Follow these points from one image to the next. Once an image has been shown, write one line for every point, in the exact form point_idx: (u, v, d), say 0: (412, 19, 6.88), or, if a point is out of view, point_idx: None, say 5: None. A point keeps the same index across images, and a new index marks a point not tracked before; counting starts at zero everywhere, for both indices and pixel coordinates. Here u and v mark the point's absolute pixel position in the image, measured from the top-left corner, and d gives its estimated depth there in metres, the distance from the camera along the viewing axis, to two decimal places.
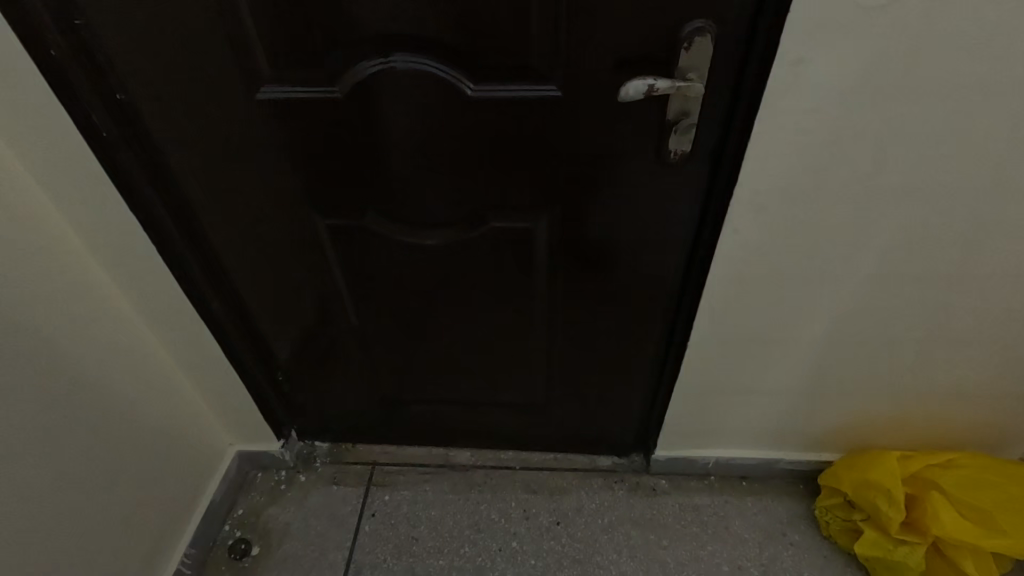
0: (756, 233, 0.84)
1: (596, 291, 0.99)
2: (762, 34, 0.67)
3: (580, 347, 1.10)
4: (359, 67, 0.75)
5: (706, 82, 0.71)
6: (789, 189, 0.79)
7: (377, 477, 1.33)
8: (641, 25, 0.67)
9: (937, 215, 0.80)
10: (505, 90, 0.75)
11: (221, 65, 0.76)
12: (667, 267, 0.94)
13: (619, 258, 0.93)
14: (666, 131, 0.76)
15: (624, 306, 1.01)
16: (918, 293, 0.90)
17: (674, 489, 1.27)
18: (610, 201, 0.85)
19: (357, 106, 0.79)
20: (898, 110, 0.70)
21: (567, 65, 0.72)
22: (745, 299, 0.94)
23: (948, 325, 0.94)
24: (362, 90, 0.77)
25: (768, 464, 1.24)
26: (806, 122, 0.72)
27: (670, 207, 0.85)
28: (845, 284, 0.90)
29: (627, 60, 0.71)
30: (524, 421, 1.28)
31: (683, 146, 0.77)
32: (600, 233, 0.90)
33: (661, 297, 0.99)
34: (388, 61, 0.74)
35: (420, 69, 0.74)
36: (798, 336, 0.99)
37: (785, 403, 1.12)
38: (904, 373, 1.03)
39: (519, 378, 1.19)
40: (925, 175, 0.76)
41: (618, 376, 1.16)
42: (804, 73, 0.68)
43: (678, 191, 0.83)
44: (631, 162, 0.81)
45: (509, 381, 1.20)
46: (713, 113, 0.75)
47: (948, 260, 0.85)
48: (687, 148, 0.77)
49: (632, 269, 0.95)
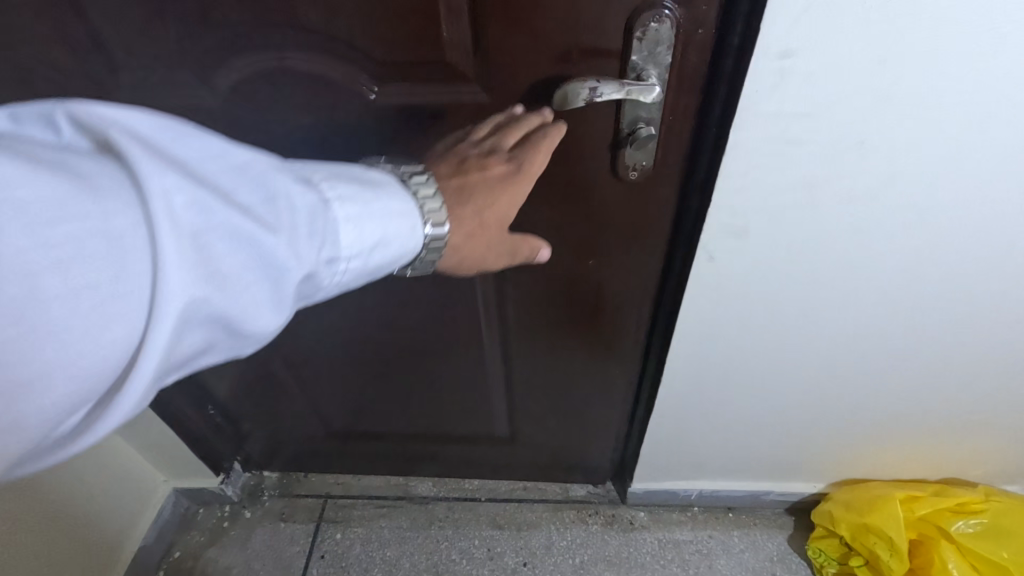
0: (738, 263, 0.69)
1: (555, 318, 0.86)
2: (738, 17, 0.50)
3: (544, 375, 0.98)
4: (237, 67, 0.60)
5: (668, 80, 0.56)
6: (776, 211, 0.62)
7: (329, 513, 1.21)
8: (582, 10, 0.52)
9: (960, 238, 0.65)
10: (420, 93, 0.60)
11: (60, 69, 0.61)
12: (636, 293, 0.81)
13: (578, 284, 0.80)
14: (620, 142, 0.61)
15: (590, 333, 0.88)
16: (929, 319, 0.77)
17: (654, 522, 1.16)
18: (563, 221, 0.71)
19: (245, 115, 0.64)
20: (921, 117, 0.53)
21: (493, 60, 0.56)
22: (727, 330, 0.80)
23: (960, 352, 0.82)
24: (243, 95, 0.62)
25: (756, 495, 1.12)
26: (796, 130, 0.55)
27: (635, 228, 0.71)
28: (843, 312, 0.76)
29: (568, 55, 0.55)
30: (488, 451, 1.16)
31: (643, 160, 0.62)
32: (555, 257, 0.76)
33: (631, 324, 0.86)
34: (269, 60, 0.59)
35: (308, 68, 0.59)
36: (788, 365, 0.86)
37: (773, 433, 1.00)
38: (908, 401, 0.91)
39: (478, 408, 1.07)
40: (951, 193, 0.60)
41: (589, 404, 1.03)
42: (795, 68, 0.50)
43: (643, 210, 0.69)
44: (584, 177, 0.66)
45: (467, 410, 1.07)
46: (679, 120, 0.59)
47: (966, 285, 0.71)
48: (649, 163, 0.62)
49: (595, 295, 0.81)
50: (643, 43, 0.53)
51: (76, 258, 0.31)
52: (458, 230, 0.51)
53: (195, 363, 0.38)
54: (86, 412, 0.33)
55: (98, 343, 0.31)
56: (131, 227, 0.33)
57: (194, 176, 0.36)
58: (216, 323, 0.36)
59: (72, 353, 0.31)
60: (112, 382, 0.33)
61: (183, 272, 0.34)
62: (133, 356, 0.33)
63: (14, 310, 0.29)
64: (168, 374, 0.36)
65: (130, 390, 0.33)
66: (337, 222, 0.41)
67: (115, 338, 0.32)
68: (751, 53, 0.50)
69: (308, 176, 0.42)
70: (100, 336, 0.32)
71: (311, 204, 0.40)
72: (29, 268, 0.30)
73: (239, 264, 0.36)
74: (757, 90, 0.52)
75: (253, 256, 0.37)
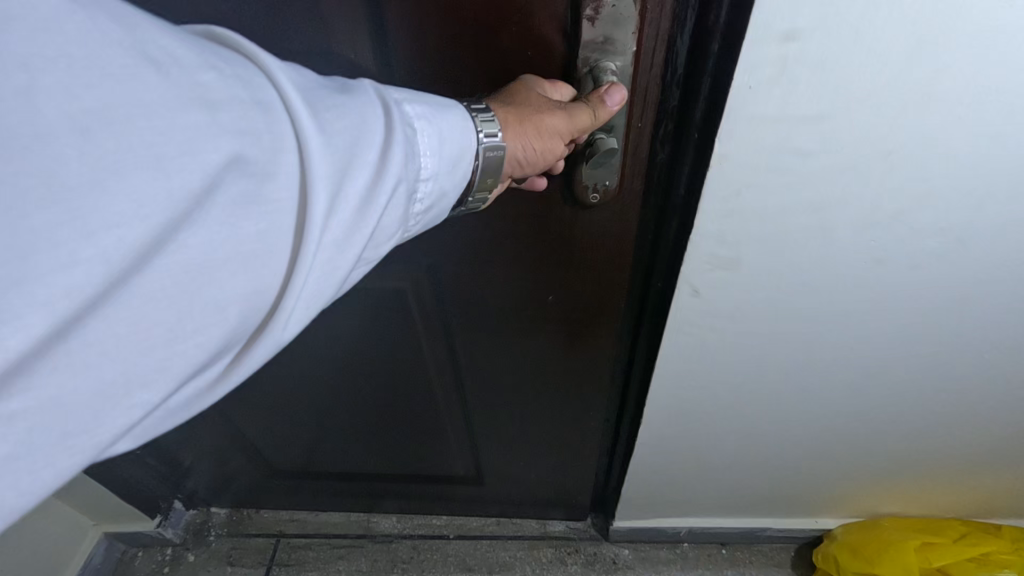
0: (729, 297, 0.56)
1: (519, 357, 0.74)
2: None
3: (510, 415, 0.86)
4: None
5: (634, 73, 0.43)
6: (774, 238, 0.49)
7: (281, 555, 1.10)
8: None
9: (1003, 263, 0.53)
10: None
11: None
12: (611, 332, 0.69)
13: (541, 322, 0.68)
14: (575, 159, 0.48)
15: (560, 374, 0.77)
16: (956, 350, 0.65)
17: (640, 561, 1.05)
18: (517, 252, 0.59)
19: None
20: (965, 122, 0.40)
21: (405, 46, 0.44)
22: (717, 367, 0.68)
23: (988, 384, 0.70)
24: None
25: (752, 532, 1.01)
26: (803, 139, 0.41)
27: (604, 263, 0.59)
28: (856, 346, 0.64)
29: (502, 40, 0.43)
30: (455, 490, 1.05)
31: (606, 179, 0.49)
32: (512, 293, 0.64)
33: (607, 362, 0.74)
34: None
35: None
36: (789, 400, 0.74)
37: (771, 469, 0.88)
38: (923, 434, 0.80)
39: (440, 446, 0.95)
40: (996, 213, 0.48)
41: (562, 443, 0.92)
42: (801, 57, 0.37)
43: (611, 242, 0.57)
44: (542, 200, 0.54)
45: (427, 449, 0.95)
46: (651, 128, 0.47)
47: (1004, 314, 0.59)
48: (614, 183, 0.50)
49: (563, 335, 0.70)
50: (597, 24, 0.41)
51: (195, 146, 0.26)
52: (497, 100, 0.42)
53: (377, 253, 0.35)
54: (223, 364, 0.31)
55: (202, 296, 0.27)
56: (263, 85, 0.29)
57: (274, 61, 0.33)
58: (361, 216, 0.32)
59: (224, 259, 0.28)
60: (273, 302, 0.30)
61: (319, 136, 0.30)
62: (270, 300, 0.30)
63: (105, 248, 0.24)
64: (337, 287, 0.33)
65: (321, 237, 0.30)
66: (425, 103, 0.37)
67: (281, 188, 0.29)
68: (743, 40, 0.36)
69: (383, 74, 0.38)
70: (269, 193, 0.29)
71: (396, 91, 0.36)
72: (173, 86, 0.26)
73: (343, 165, 0.31)
74: (750, 87, 0.39)
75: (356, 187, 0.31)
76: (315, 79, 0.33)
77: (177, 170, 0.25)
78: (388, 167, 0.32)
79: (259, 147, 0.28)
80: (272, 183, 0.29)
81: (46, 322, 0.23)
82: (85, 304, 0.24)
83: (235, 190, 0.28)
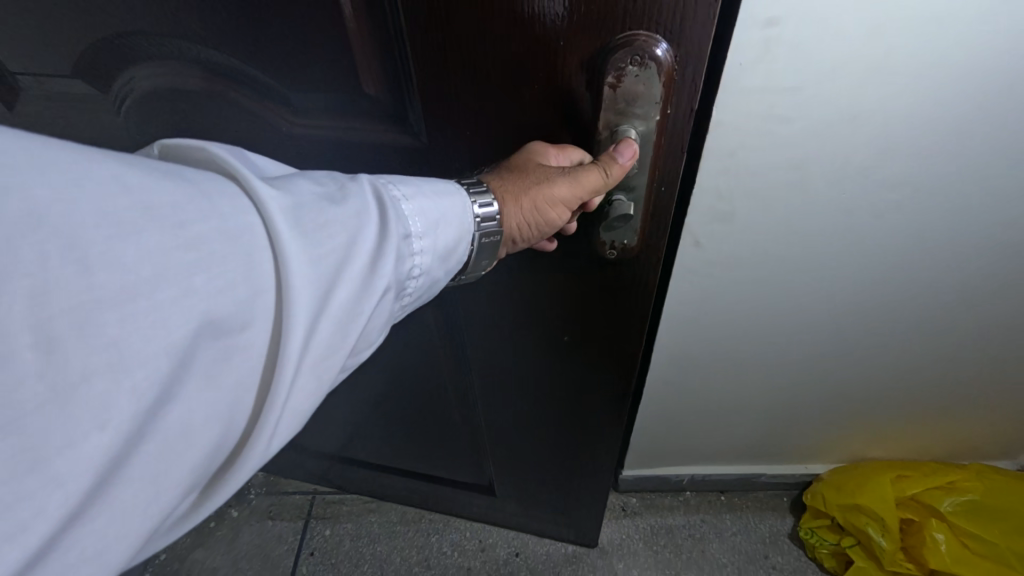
0: (725, 247, 0.66)
1: (527, 381, 0.77)
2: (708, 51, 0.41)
3: (518, 436, 0.88)
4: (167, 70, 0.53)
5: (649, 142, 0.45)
6: (761, 193, 0.59)
7: (317, 509, 1.19)
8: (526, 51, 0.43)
9: (953, 213, 0.63)
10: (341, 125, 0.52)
11: None
12: (615, 366, 0.71)
13: (551, 353, 0.71)
14: (594, 220, 0.52)
15: (564, 404, 0.79)
16: (920, 295, 0.75)
17: (647, 508, 1.15)
18: (531, 287, 0.62)
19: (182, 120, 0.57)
20: (912, 91, 0.50)
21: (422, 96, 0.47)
22: (715, 315, 0.78)
23: (950, 328, 0.81)
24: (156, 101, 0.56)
25: (748, 478, 1.11)
26: (784, 106, 0.51)
27: (610, 307, 0.62)
28: (834, 294, 0.74)
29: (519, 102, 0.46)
30: (465, 496, 1.08)
31: (625, 238, 0.53)
32: (524, 323, 0.67)
33: (613, 398, 0.76)
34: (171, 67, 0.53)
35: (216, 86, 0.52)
36: (778, 347, 0.84)
37: (763, 416, 0.99)
38: (897, 378, 0.91)
39: (454, 451, 0.99)
40: (944, 169, 0.58)
41: (569, 470, 0.93)
42: (781, 37, 0.46)
43: (618, 287, 0.60)
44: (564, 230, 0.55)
45: (442, 451, 0.99)
46: (674, 191, 0.50)
47: (959, 261, 0.69)
48: (633, 241, 0.54)
49: (568, 367, 0.73)
50: (616, 93, 0.42)
51: (177, 311, 0.26)
52: (504, 182, 0.45)
53: (359, 354, 0.38)
54: (186, 507, 0.31)
55: (196, 450, 0.28)
56: (253, 221, 0.31)
57: (272, 181, 0.34)
58: (331, 346, 0.33)
59: (212, 409, 0.29)
60: (242, 440, 0.31)
61: (308, 269, 0.32)
62: (236, 436, 0.31)
63: (108, 427, 0.24)
64: (308, 415, 0.34)
65: (298, 365, 0.31)
66: (414, 211, 0.39)
67: (256, 332, 0.30)
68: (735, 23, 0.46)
69: (375, 175, 0.40)
70: (244, 339, 0.30)
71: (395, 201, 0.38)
72: (163, 250, 0.26)
73: (322, 297, 0.32)
74: (741, 62, 0.48)
75: (333, 317, 0.33)
76: (311, 199, 0.34)
77: (162, 337, 0.26)
78: (372, 285, 0.35)
79: (232, 296, 0.29)
80: (248, 332, 0.30)
81: (48, 523, 0.23)
82: (83, 496, 0.24)
83: (216, 344, 0.29)
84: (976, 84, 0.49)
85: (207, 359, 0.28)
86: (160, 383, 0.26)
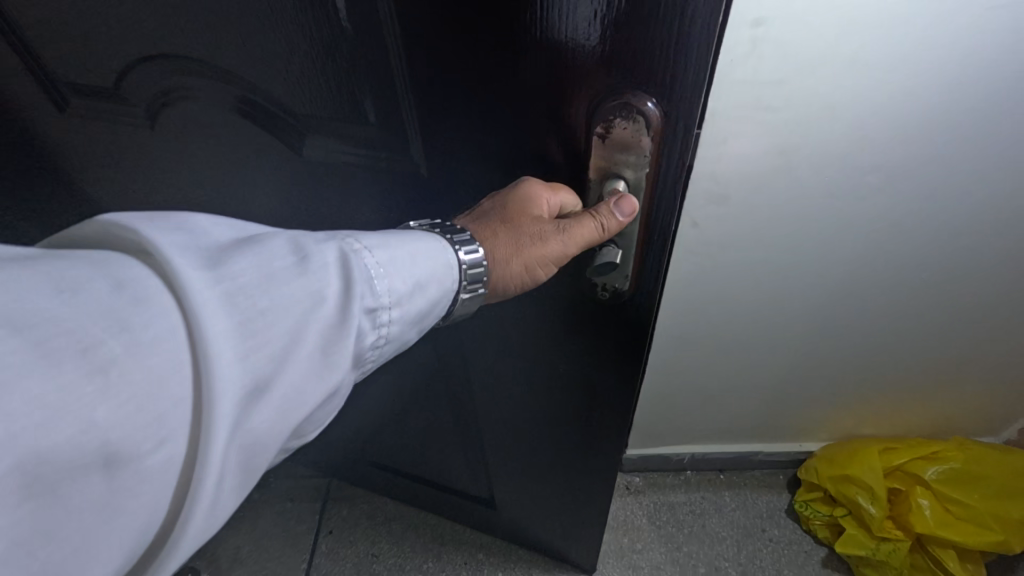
0: (721, 228, 0.72)
1: (524, 408, 0.76)
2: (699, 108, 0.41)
3: (516, 460, 0.88)
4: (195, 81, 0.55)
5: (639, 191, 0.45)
6: (753, 177, 0.65)
7: (334, 491, 1.25)
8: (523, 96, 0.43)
9: (926, 195, 0.69)
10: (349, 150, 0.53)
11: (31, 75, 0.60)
12: (612, 405, 0.70)
13: (548, 385, 0.70)
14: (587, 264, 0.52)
15: (561, 435, 0.78)
16: (901, 275, 0.81)
17: (649, 486, 1.21)
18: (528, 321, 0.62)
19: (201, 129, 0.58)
20: (883, 83, 0.56)
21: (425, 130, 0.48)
22: (712, 294, 0.84)
23: (930, 306, 0.87)
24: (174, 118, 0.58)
25: (744, 457, 1.17)
26: (771, 97, 0.57)
27: (605, 345, 0.62)
28: (822, 273, 0.80)
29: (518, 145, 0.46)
30: (465, 507, 1.09)
31: (618, 282, 0.53)
32: (521, 354, 0.67)
33: (609, 434, 0.75)
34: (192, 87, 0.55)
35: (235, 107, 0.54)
36: (771, 327, 0.90)
37: (759, 396, 1.04)
38: (884, 357, 0.97)
39: (455, 466, 0.99)
40: (916, 154, 0.64)
41: (564, 499, 0.92)
42: (767, 36, 0.52)
43: (612, 327, 0.59)
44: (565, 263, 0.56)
45: (445, 464, 1.00)
46: (666, 240, 0.49)
47: (935, 241, 0.75)
48: (625, 285, 0.53)
49: (564, 401, 0.72)
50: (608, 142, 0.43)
51: (73, 437, 0.25)
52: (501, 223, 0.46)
53: (307, 430, 0.37)
54: None
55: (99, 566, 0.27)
56: (176, 319, 0.29)
57: (214, 260, 0.33)
58: (272, 434, 0.32)
59: (123, 521, 0.28)
60: (160, 540, 0.30)
61: (242, 365, 0.31)
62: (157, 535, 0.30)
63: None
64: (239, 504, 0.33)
65: (223, 468, 0.30)
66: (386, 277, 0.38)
67: (174, 439, 0.29)
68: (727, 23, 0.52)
69: (332, 239, 0.38)
70: (163, 445, 0.28)
71: (350, 271, 0.37)
72: (62, 378, 0.25)
73: (258, 390, 0.31)
74: (732, 59, 0.54)
75: (272, 409, 0.32)
76: (253, 283, 0.33)
77: (63, 460, 0.25)
78: (315, 369, 0.34)
79: (139, 411, 0.27)
80: (165, 441, 0.28)
81: None
82: None
83: (125, 459, 0.27)
84: (941, 76, 0.56)
85: (106, 475, 0.27)
86: (51, 507, 0.25)
